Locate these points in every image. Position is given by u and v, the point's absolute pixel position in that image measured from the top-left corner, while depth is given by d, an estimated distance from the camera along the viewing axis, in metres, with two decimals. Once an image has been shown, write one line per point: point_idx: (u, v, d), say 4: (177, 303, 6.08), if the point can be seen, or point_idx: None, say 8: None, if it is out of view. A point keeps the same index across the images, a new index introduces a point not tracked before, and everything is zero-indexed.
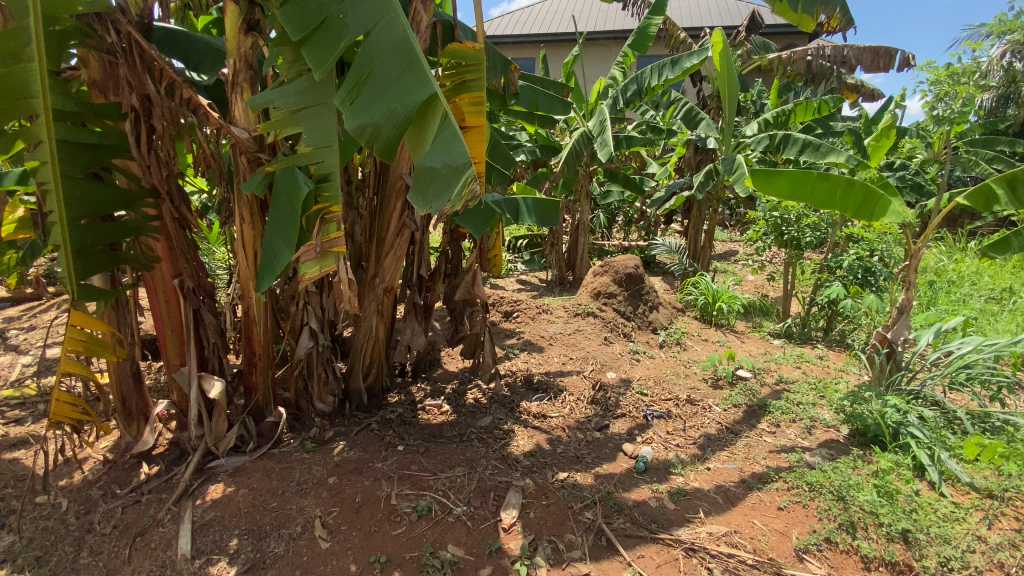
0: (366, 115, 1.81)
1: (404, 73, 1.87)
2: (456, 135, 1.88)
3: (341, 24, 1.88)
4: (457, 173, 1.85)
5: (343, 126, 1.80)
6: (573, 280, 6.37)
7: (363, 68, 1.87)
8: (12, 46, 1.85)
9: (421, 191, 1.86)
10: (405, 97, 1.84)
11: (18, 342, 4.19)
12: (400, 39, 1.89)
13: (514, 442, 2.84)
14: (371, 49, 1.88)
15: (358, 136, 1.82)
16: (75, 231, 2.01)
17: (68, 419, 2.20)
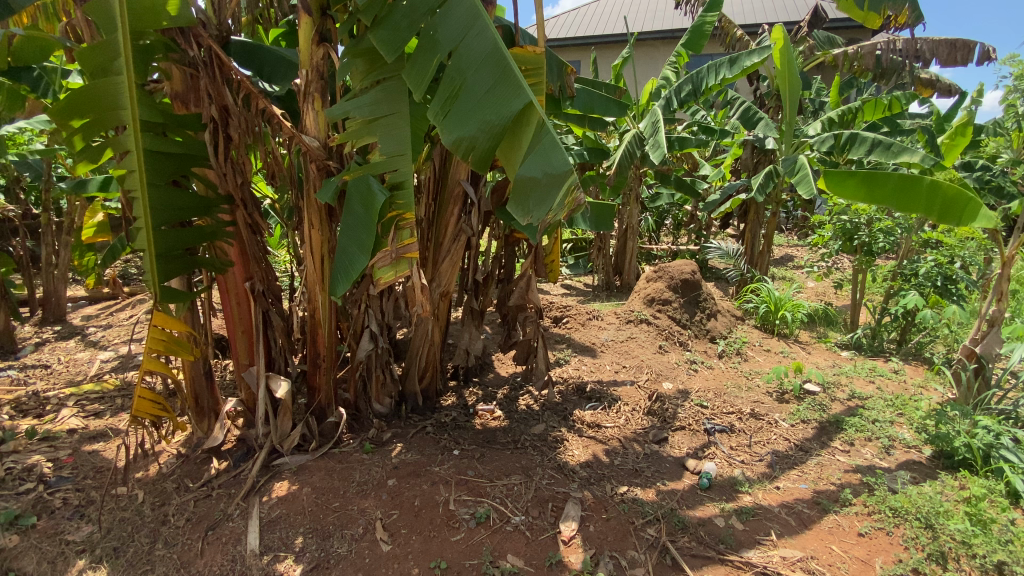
0: (461, 129, 1.85)
1: (496, 83, 1.86)
2: (554, 143, 1.81)
3: (432, 41, 1.94)
4: (558, 183, 1.77)
5: (441, 142, 1.86)
6: (621, 285, 6.25)
7: (455, 81, 1.89)
8: (103, 59, 1.98)
9: (521, 203, 1.83)
10: (498, 108, 1.83)
11: (98, 338, 4.49)
12: (490, 49, 1.88)
13: (569, 451, 2.78)
14: (462, 62, 1.90)
15: (455, 150, 1.87)
16: (158, 236, 2.12)
17: (148, 414, 2.32)
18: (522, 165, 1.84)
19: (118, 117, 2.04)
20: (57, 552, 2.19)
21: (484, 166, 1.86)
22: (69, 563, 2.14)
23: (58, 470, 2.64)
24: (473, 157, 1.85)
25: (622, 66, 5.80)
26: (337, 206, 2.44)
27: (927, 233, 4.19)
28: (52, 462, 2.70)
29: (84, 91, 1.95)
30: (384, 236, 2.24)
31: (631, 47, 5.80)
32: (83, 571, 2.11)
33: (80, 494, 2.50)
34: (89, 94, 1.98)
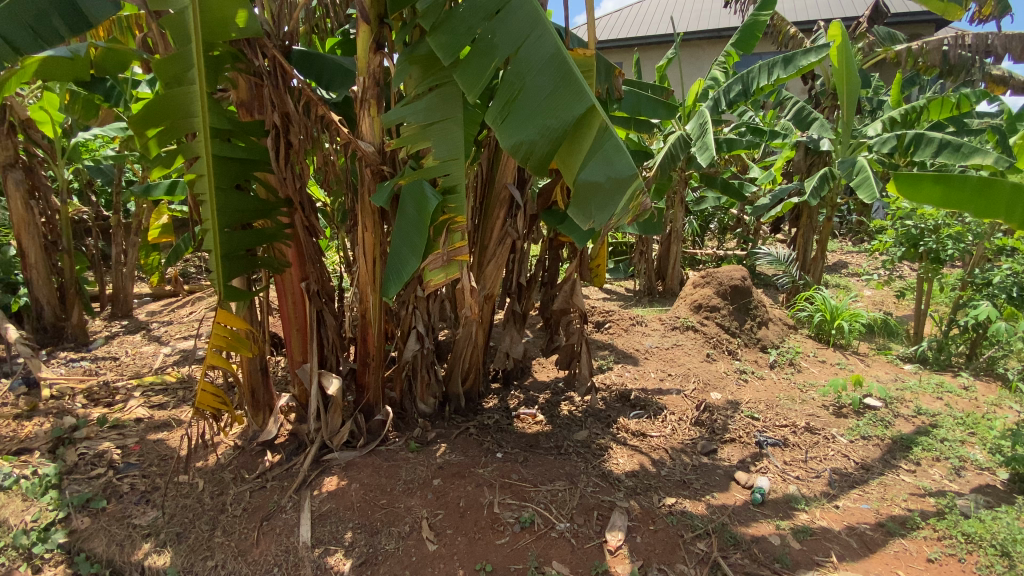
0: (520, 132, 1.85)
1: (557, 88, 1.86)
2: (618, 147, 1.81)
3: (490, 46, 1.95)
4: (622, 187, 1.76)
5: (499, 145, 1.86)
6: (663, 290, 6.13)
7: (513, 85, 1.90)
8: (178, 71, 2.09)
9: (582, 207, 1.82)
10: (559, 112, 1.83)
11: (162, 333, 4.76)
12: (551, 54, 1.89)
13: (614, 460, 2.74)
14: (521, 66, 1.90)
15: (513, 154, 1.87)
16: (223, 237, 2.23)
17: (210, 407, 2.44)
18: (584, 169, 1.83)
19: (190, 124, 2.15)
20: (126, 535, 2.32)
21: (541, 169, 1.85)
22: (136, 546, 2.27)
23: (126, 457, 2.81)
24: (531, 161, 1.85)
25: (666, 67, 5.67)
26: (390, 210, 2.50)
27: (1002, 241, 3.92)
28: (121, 449, 2.87)
29: (161, 99, 2.07)
30: (436, 239, 2.27)
31: (676, 48, 5.67)
32: (149, 554, 2.23)
33: (146, 480, 2.64)
34: (165, 103, 2.09)
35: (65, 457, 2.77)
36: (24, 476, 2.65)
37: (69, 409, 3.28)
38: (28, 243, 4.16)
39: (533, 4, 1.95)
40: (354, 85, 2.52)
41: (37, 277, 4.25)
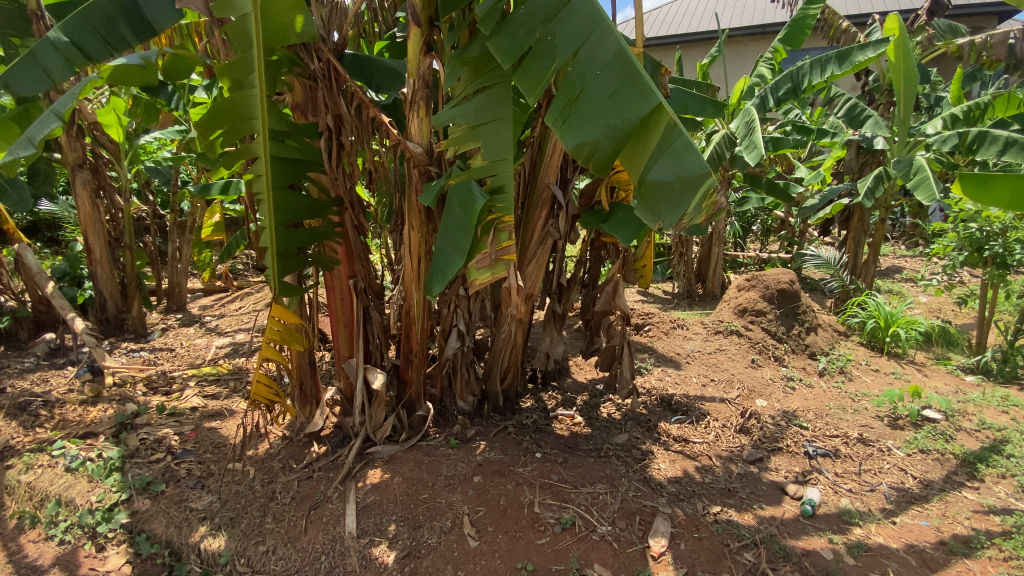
0: (585, 133, 1.86)
1: (621, 87, 1.86)
2: (688, 144, 1.81)
3: (550, 47, 1.95)
4: (693, 186, 1.78)
5: (562, 147, 1.89)
6: (704, 293, 6.00)
7: (575, 86, 1.91)
8: (239, 76, 2.18)
9: (651, 206, 1.85)
10: (624, 111, 1.83)
11: (214, 326, 4.99)
12: (615, 53, 1.88)
13: (655, 465, 2.70)
14: (582, 67, 1.91)
15: (577, 155, 1.89)
16: (279, 235, 2.32)
17: (264, 398, 2.55)
18: (652, 168, 1.85)
19: (249, 127, 2.25)
20: (183, 517, 2.44)
21: (606, 169, 1.87)
22: (193, 528, 2.38)
23: (183, 443, 2.96)
24: (595, 162, 1.87)
25: (709, 64, 5.53)
26: (435, 209, 2.53)
27: None
28: (178, 435, 3.02)
29: (225, 103, 2.17)
30: (482, 238, 2.29)
31: (721, 45, 5.53)
32: (205, 536, 2.34)
33: (201, 466, 2.76)
34: (228, 107, 2.20)
35: (128, 441, 2.94)
36: (91, 458, 2.82)
37: (131, 396, 3.47)
38: (94, 239, 4.42)
39: (593, 3, 1.95)
40: (402, 87, 2.59)
41: (102, 272, 4.51)
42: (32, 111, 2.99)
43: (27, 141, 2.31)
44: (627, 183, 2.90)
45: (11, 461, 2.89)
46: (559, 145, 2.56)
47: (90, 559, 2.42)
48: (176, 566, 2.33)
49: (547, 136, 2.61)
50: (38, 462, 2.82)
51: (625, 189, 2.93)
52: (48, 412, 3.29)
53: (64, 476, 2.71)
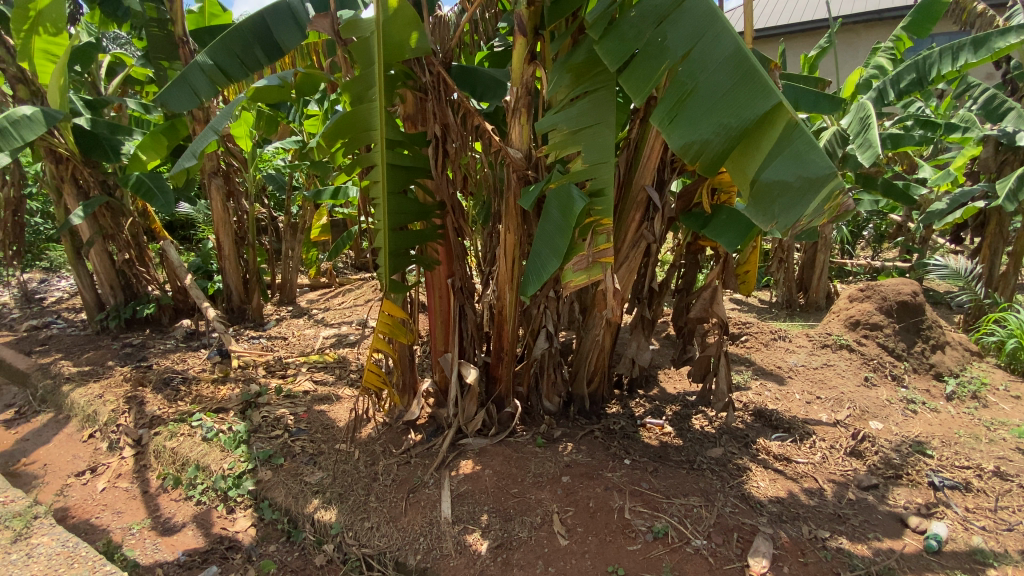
0: (694, 132, 1.84)
1: (736, 85, 1.81)
2: (811, 143, 1.74)
3: (660, 49, 1.95)
4: (816, 186, 1.71)
5: (669, 147, 1.88)
6: (805, 303, 5.61)
7: (686, 85, 1.88)
8: (361, 91, 2.39)
9: (764, 207, 1.81)
10: (739, 110, 1.79)
11: (320, 318, 5.47)
12: (731, 52, 1.84)
13: (754, 482, 2.58)
14: (695, 66, 1.88)
15: (685, 154, 1.87)
16: (390, 235, 2.51)
17: (374, 385, 2.85)
18: (768, 168, 1.80)
19: (368, 136, 2.47)
20: (300, 489, 2.70)
21: (716, 169, 1.83)
22: (308, 500, 2.63)
23: (298, 423, 3.27)
24: (703, 162, 1.84)
25: (817, 57, 5.16)
26: (531, 212, 2.60)
27: None
28: (293, 415, 3.35)
29: (348, 116, 2.40)
30: (579, 241, 2.31)
31: (832, 35, 5.13)
32: (318, 508, 2.58)
33: (313, 444, 3.04)
34: (351, 120, 2.43)
35: (252, 418, 3.30)
36: (223, 430, 3.19)
37: (253, 377, 3.90)
38: (224, 237, 5.00)
39: (708, 1, 1.92)
40: (505, 94, 2.74)
41: (229, 266, 5.09)
42: (179, 126, 3.50)
43: (192, 155, 2.78)
44: (730, 185, 2.77)
45: (160, 427, 3.34)
46: (658, 147, 2.49)
47: (221, 519, 2.74)
48: (293, 532, 2.58)
49: (646, 137, 2.57)
50: (180, 430, 3.25)
51: (727, 191, 2.81)
52: (186, 388, 3.78)
53: (201, 444, 3.10)
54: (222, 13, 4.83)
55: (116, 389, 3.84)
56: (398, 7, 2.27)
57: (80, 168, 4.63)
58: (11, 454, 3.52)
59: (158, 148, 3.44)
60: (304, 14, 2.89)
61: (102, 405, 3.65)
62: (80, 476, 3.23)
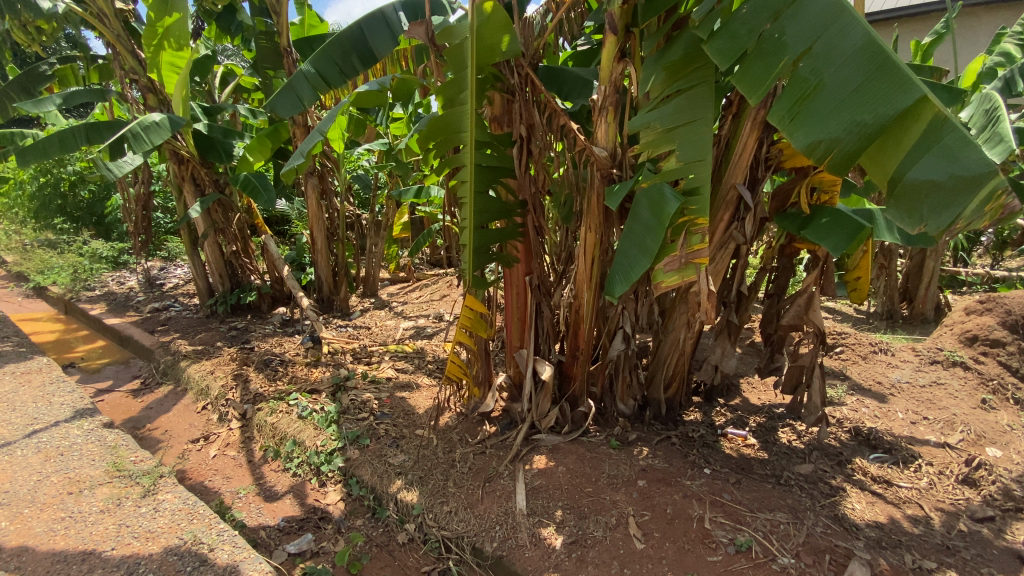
0: (822, 130, 1.75)
1: (871, 80, 1.73)
2: (963, 139, 1.63)
3: (778, 44, 1.89)
4: (974, 185, 1.60)
5: (793, 147, 1.81)
6: (909, 314, 5.13)
7: (809, 82, 1.81)
8: (453, 94, 2.50)
9: (910, 209, 1.71)
10: (875, 106, 1.70)
11: (401, 311, 5.76)
12: (862, 45, 1.76)
13: (848, 504, 2.41)
14: (819, 62, 1.81)
15: (811, 153, 1.79)
16: (475, 232, 2.61)
17: (455, 376, 3.02)
18: (914, 167, 1.70)
19: (458, 138, 2.57)
20: (384, 469, 2.88)
21: (848, 167, 1.75)
22: (392, 480, 2.80)
23: (382, 407, 3.50)
24: (833, 162, 1.76)
25: (933, 44, 4.69)
26: (615, 211, 2.59)
27: None
28: (378, 400, 3.59)
29: (440, 119, 2.52)
30: (671, 241, 2.28)
31: (951, 19, 4.65)
32: (401, 489, 2.73)
33: (395, 428, 3.24)
34: (443, 121, 2.54)
35: (341, 400, 3.56)
36: (316, 410, 3.48)
37: (342, 363, 4.21)
38: (318, 233, 5.40)
39: None
40: (590, 93, 2.76)
41: (321, 259, 5.50)
42: (281, 129, 3.83)
43: (301, 155, 3.05)
44: (831, 184, 2.61)
45: (262, 403, 3.69)
46: (753, 144, 2.37)
47: (314, 491, 2.97)
48: (378, 509, 2.75)
49: (738, 134, 2.46)
50: (280, 407, 3.57)
51: (828, 191, 2.64)
52: (284, 369, 4.15)
53: (297, 421, 3.39)
54: (319, 24, 5.20)
55: (225, 367, 4.28)
56: (492, 10, 2.34)
57: (198, 168, 5.18)
58: (139, 418, 4.01)
59: (263, 150, 3.80)
60: (398, 23, 3.06)
61: (213, 380, 4.09)
62: (195, 442, 3.61)
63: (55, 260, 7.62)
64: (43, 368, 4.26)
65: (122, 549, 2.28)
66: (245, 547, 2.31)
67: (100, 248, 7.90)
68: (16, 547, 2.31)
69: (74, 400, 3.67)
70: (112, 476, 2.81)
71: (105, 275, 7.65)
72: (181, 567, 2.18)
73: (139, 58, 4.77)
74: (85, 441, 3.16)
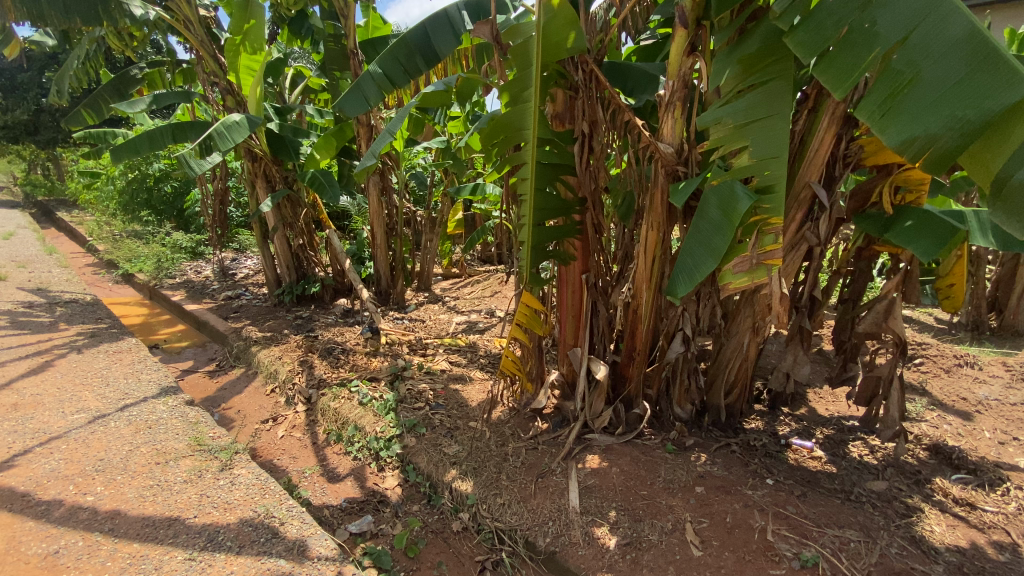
0: (917, 127, 1.64)
1: (974, 73, 1.59)
2: None
3: (870, 35, 1.79)
4: None
5: (883, 145, 1.71)
6: (997, 326, 4.71)
7: (904, 74, 1.71)
8: (517, 91, 2.52)
9: (1017, 213, 1.56)
10: (978, 100, 1.55)
11: (453, 305, 5.89)
12: (964, 35, 1.63)
13: (926, 525, 2.25)
14: (915, 53, 1.70)
15: (904, 151, 1.67)
16: (533, 229, 2.62)
17: (510, 371, 3.09)
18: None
19: (520, 135, 2.59)
20: (439, 458, 2.97)
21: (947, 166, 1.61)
22: (447, 469, 2.88)
23: (437, 398, 3.61)
24: (930, 159, 1.64)
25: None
26: (680, 209, 2.53)
27: None
28: (432, 391, 3.70)
29: (502, 117, 2.54)
30: (741, 241, 2.20)
31: None
32: (455, 478, 2.80)
33: (450, 419, 3.34)
34: (505, 119, 2.55)
35: (399, 389, 3.70)
36: (375, 397, 3.63)
37: (399, 354, 4.36)
38: (378, 228, 5.61)
39: None
40: (656, 88, 2.69)
41: (380, 253, 5.70)
42: (345, 128, 3.99)
43: (372, 155, 3.20)
44: (918, 182, 2.44)
45: (326, 389, 3.89)
46: (830, 141, 2.24)
47: (373, 475, 3.10)
48: (433, 496, 2.84)
49: (815, 128, 2.34)
50: (342, 393, 3.75)
51: (914, 190, 2.49)
52: (345, 358, 4.36)
53: (358, 407, 3.55)
54: (383, 26, 5.37)
55: (292, 353, 4.54)
56: (559, 7, 2.32)
57: (270, 165, 5.50)
58: (215, 397, 4.32)
59: (328, 148, 3.98)
60: (461, 23, 3.10)
61: (281, 364, 4.35)
62: (265, 422, 3.84)
63: (142, 249, 8.32)
64: (133, 348, 4.67)
65: (203, 517, 2.47)
66: (312, 523, 2.44)
67: (181, 240, 8.54)
68: (111, 510, 2.54)
69: (160, 378, 4.01)
70: (194, 450, 3.05)
71: (185, 265, 8.28)
72: (256, 537, 2.33)
73: (219, 62, 5.10)
74: (170, 416, 3.44)
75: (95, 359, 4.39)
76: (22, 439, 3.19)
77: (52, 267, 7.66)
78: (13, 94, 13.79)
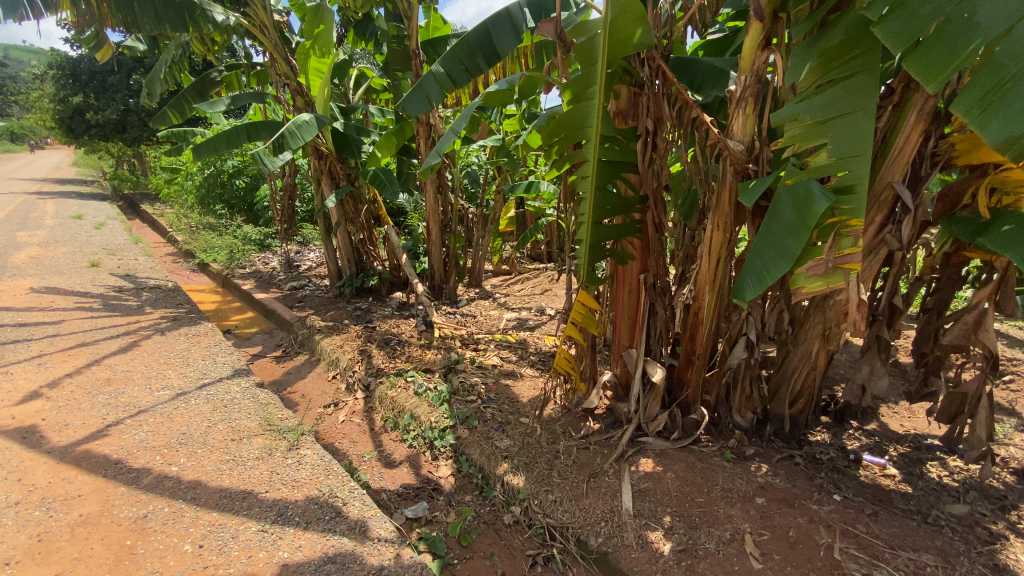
0: (1021, 123, 1.50)
1: None
2: None
3: (968, 26, 1.66)
4: None
5: (982, 143, 1.58)
6: None
7: (1006, 69, 1.58)
8: (580, 88, 2.50)
9: None
10: None
11: (505, 302, 5.95)
12: None
13: (1011, 554, 2.07)
14: (1020, 46, 1.57)
15: (1006, 149, 1.54)
16: (591, 228, 2.60)
17: (563, 370, 3.03)
18: None
19: (582, 134, 2.58)
20: (491, 451, 3.03)
21: None
22: (499, 463, 2.93)
23: (488, 392, 3.68)
24: None
25: None
26: (748, 209, 2.45)
27: None
28: (484, 385, 3.78)
29: (565, 115, 2.54)
30: (817, 244, 2.10)
31: None
32: (507, 472, 2.84)
33: (501, 414, 3.39)
34: (567, 118, 2.54)
35: (452, 381, 3.80)
36: (430, 388, 3.75)
37: (451, 347, 4.46)
38: (434, 225, 5.74)
39: None
40: (724, 85, 2.60)
41: (434, 249, 5.84)
42: (405, 127, 4.13)
43: (437, 154, 3.28)
44: (1018, 184, 2.23)
45: (383, 377, 4.05)
46: (918, 138, 2.09)
47: (427, 463, 3.20)
48: (485, 488, 2.90)
49: (900, 125, 2.19)
50: (398, 383, 3.89)
51: (1012, 192, 2.28)
52: (401, 349, 4.51)
53: (414, 397, 3.68)
54: (443, 25, 5.48)
55: (352, 342, 4.75)
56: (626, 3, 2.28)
57: (335, 163, 5.76)
58: (282, 381, 4.59)
59: (389, 146, 4.12)
60: (522, 21, 3.13)
61: (342, 352, 4.57)
62: (328, 407, 4.04)
63: (216, 241, 8.93)
64: (209, 333, 5.04)
65: (273, 493, 2.64)
66: (371, 505, 2.56)
67: (251, 232, 9.09)
68: (193, 480, 2.77)
69: (233, 361, 4.31)
70: (264, 429, 3.26)
71: (254, 256, 8.81)
72: (321, 515, 2.47)
73: (291, 64, 5.38)
74: (243, 397, 3.69)
75: (177, 341, 4.77)
76: (115, 411, 3.51)
77: (139, 256, 8.36)
78: (105, 95, 15.08)
